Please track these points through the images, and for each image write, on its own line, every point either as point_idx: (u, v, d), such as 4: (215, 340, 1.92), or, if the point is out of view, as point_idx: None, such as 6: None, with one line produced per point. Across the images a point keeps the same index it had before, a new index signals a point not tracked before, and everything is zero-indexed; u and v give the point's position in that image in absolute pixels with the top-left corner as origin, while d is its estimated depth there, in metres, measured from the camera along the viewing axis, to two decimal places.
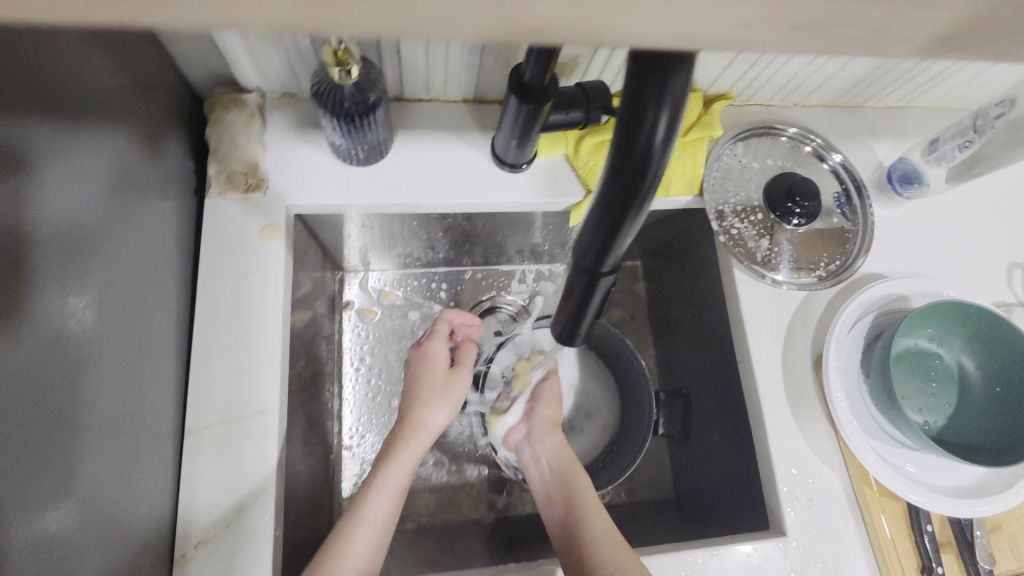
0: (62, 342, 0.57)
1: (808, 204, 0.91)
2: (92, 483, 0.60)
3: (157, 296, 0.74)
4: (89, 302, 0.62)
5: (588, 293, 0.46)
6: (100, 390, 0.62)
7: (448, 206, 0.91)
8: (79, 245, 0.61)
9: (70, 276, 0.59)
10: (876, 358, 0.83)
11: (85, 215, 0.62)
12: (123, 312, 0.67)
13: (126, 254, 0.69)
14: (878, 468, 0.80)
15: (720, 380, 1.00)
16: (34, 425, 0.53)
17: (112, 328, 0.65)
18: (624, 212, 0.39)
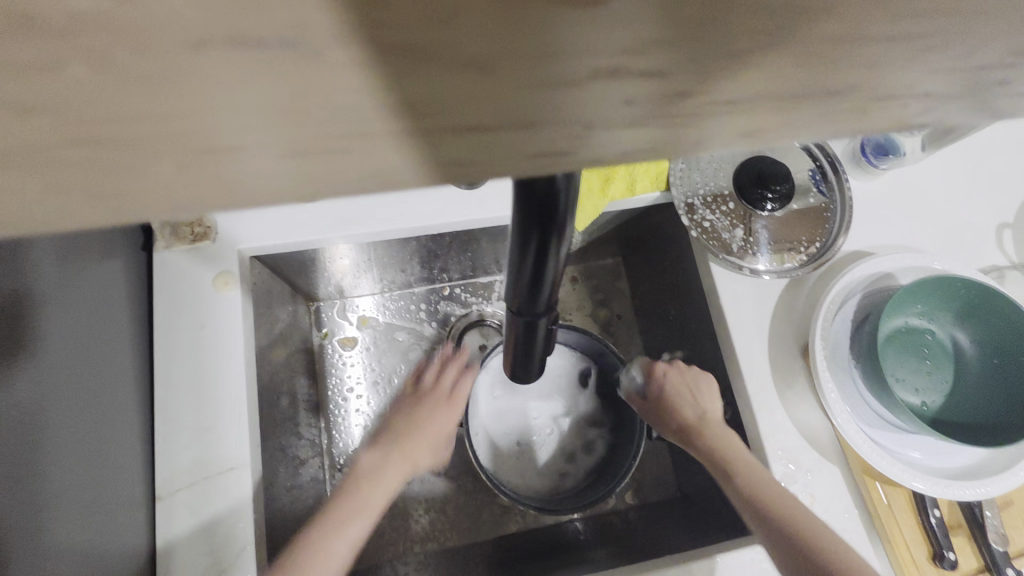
0: (26, 419, 0.56)
1: (780, 187, 0.88)
2: (64, 559, 0.58)
3: (114, 363, 0.71)
4: (37, 384, 0.59)
5: (529, 333, 0.43)
6: (56, 476, 0.59)
7: (407, 230, 0.89)
8: (20, 326, 0.58)
9: (26, 349, 0.58)
10: (864, 343, 0.78)
11: (31, 286, 0.60)
12: (77, 388, 0.64)
13: (72, 326, 0.66)
14: (876, 458, 0.76)
15: (710, 377, 0.97)
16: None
17: (66, 405, 0.62)
18: (544, 254, 0.35)
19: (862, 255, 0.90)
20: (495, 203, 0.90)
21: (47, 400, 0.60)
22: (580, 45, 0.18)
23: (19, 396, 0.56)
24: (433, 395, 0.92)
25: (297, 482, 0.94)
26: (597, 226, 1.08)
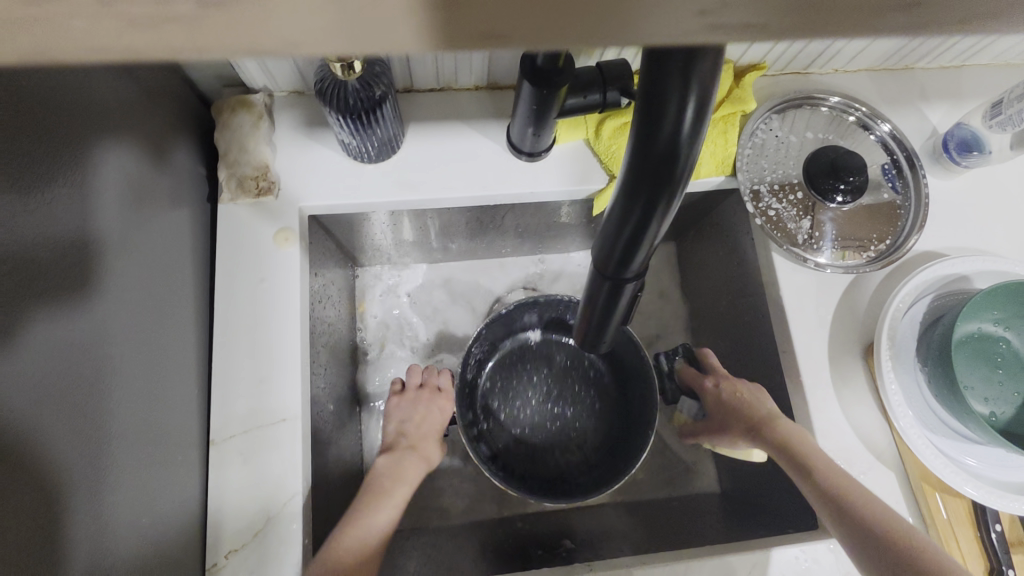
0: (98, 348, 0.58)
1: (854, 178, 0.82)
2: (129, 485, 0.60)
3: (177, 308, 0.73)
4: (108, 318, 0.60)
5: (612, 299, 0.42)
6: (123, 407, 0.60)
7: (464, 200, 0.88)
8: (96, 260, 0.59)
9: (100, 282, 0.59)
10: (935, 345, 0.75)
11: (108, 221, 0.62)
12: (146, 323, 0.66)
13: (143, 267, 0.67)
14: (938, 465, 0.73)
15: (760, 370, 0.94)
16: (71, 431, 0.53)
17: (136, 341, 0.64)
18: (647, 218, 0.34)
19: (935, 256, 0.86)
20: (554, 176, 0.89)
21: (119, 332, 0.61)
22: None
23: (93, 331, 0.57)
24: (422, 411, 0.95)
25: (338, 441, 0.95)
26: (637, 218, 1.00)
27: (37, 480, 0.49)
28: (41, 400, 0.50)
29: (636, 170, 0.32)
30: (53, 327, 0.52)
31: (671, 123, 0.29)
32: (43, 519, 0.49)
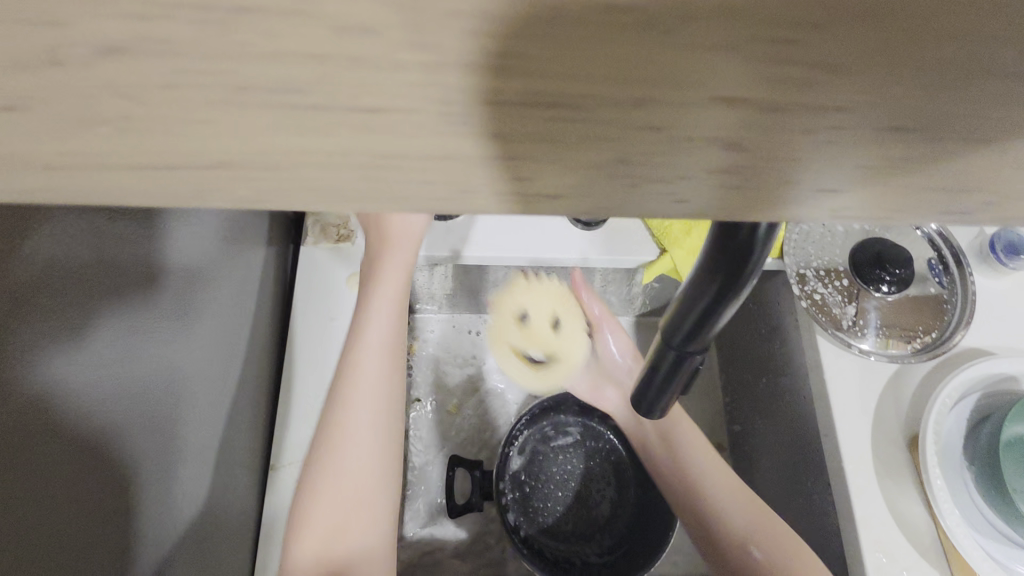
0: (179, 374, 0.63)
1: (900, 272, 0.86)
2: (189, 505, 0.64)
3: (254, 339, 0.80)
4: (190, 346, 0.66)
5: (675, 369, 0.45)
6: (194, 429, 0.66)
7: (522, 261, 0.95)
8: (187, 296, 0.66)
9: (186, 313, 0.65)
10: (984, 443, 0.76)
11: (201, 260, 0.69)
12: (224, 351, 0.73)
13: (226, 299, 0.74)
14: (987, 569, 0.71)
15: (800, 452, 0.94)
16: (147, 450, 0.58)
17: (212, 370, 0.70)
18: (715, 302, 0.37)
19: (981, 352, 0.86)
20: (607, 245, 0.94)
21: (197, 360, 0.67)
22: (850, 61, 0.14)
23: (178, 359, 0.63)
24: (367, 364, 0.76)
25: None
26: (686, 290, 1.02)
27: (115, 495, 0.53)
28: (129, 418, 0.56)
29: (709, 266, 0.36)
30: (150, 350, 0.59)
31: (746, 233, 0.33)
32: (117, 531, 0.53)
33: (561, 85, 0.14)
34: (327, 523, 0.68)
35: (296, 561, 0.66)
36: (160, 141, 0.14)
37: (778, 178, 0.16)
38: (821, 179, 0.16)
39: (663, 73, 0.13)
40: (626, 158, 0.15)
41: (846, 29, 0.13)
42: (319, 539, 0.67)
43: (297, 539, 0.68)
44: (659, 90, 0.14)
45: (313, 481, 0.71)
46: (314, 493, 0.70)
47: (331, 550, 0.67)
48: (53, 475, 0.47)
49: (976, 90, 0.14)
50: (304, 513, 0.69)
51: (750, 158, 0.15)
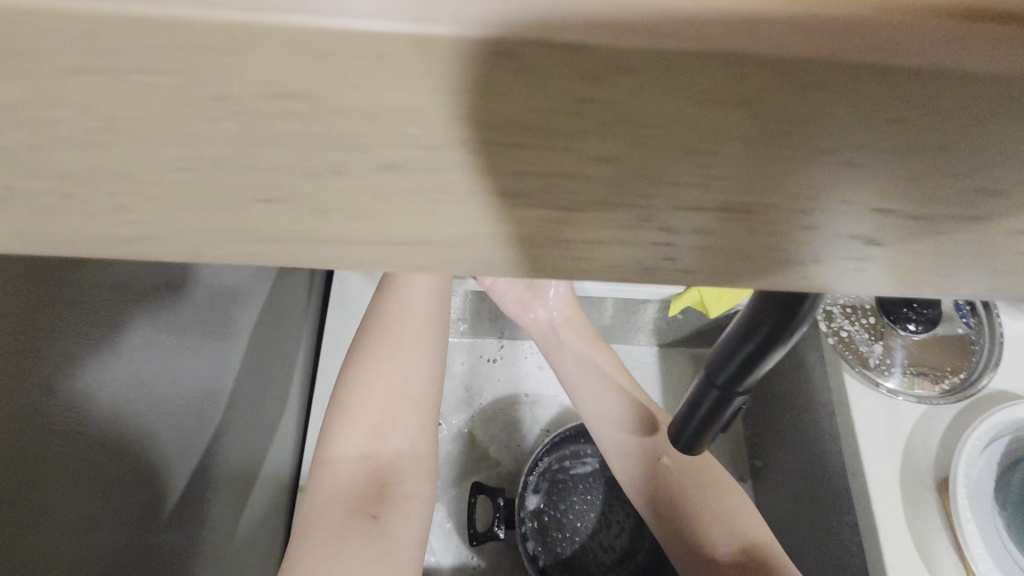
0: (239, 409, 0.57)
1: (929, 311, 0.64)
2: (231, 550, 0.58)
3: (251, 376, 0.60)
4: (253, 375, 0.60)
5: (718, 408, 0.40)
6: (224, 466, 0.55)
7: None
8: (215, 316, 0.51)
9: (208, 342, 0.50)
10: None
11: (235, 280, 0.54)
12: (243, 386, 0.58)
13: (244, 321, 0.58)
14: None
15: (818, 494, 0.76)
16: (142, 527, 0.42)
17: (208, 419, 0.50)
18: (760, 351, 0.33)
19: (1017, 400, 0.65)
20: None
21: (254, 393, 0.61)
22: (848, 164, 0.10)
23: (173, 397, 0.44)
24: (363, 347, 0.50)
25: None
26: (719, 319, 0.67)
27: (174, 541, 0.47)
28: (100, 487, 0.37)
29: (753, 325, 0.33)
30: (223, 374, 0.53)
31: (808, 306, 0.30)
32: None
33: (509, 144, 0.09)
34: (378, 394, 0.48)
35: (328, 469, 0.47)
36: (164, 232, 0.12)
37: (772, 255, 0.12)
38: (836, 228, 0.11)
39: (644, 83, 0.08)
40: (590, 220, 0.11)
41: (879, 116, 0.09)
42: (366, 425, 0.48)
43: (333, 441, 0.48)
44: (605, 126, 0.09)
45: (370, 344, 0.50)
46: (374, 358, 0.49)
47: (373, 458, 0.48)
48: (133, 498, 0.40)
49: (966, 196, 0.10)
50: (367, 367, 0.49)
51: (722, 252, 0.12)
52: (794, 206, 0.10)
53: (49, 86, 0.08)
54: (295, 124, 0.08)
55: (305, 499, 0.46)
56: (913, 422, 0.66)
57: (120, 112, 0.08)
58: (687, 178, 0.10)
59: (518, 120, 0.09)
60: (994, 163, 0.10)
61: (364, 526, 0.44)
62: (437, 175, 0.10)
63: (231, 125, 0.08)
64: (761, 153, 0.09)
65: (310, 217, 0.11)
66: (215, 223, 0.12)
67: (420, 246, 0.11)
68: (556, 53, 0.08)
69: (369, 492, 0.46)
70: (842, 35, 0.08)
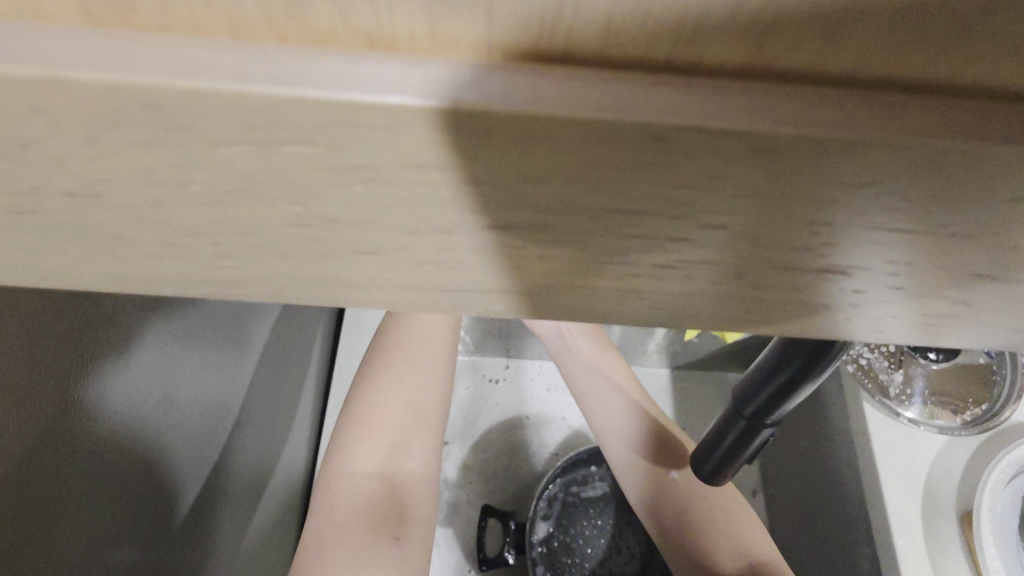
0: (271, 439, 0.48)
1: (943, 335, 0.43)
2: None
3: (274, 394, 0.49)
4: (273, 395, 0.49)
5: (742, 443, 0.37)
6: (246, 489, 0.45)
7: None
8: (234, 326, 0.42)
9: (229, 358, 0.41)
10: None
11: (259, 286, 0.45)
12: (264, 406, 0.47)
13: (269, 331, 0.48)
14: None
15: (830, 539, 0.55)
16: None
17: (223, 452, 0.41)
18: (787, 389, 0.31)
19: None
20: None
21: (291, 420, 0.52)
22: (875, 211, 0.09)
23: (184, 424, 0.36)
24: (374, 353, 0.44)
25: None
26: (737, 345, 0.58)
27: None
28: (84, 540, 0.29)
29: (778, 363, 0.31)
30: (233, 391, 0.42)
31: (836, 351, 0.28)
32: None
33: (503, 196, 0.09)
34: (400, 410, 0.42)
35: (343, 484, 0.39)
36: (254, 274, 0.12)
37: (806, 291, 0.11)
38: (853, 283, 0.11)
39: (696, 159, 0.08)
40: (591, 257, 0.11)
41: (879, 164, 0.08)
42: (383, 439, 0.41)
43: (345, 453, 0.40)
44: (589, 183, 0.08)
45: (379, 363, 0.43)
46: (394, 372, 0.43)
47: (392, 474, 0.40)
48: (104, 541, 0.30)
49: (1001, 222, 0.09)
50: (385, 376, 0.43)
51: (754, 288, 0.11)
52: (820, 262, 0.10)
53: (199, 154, 0.08)
54: (428, 188, 0.08)
55: (315, 518, 0.38)
56: (931, 455, 0.47)
57: (258, 174, 0.08)
58: (718, 234, 0.10)
59: (566, 190, 0.08)
60: (1011, 234, 0.09)
61: (387, 546, 0.36)
62: (516, 225, 0.10)
63: (363, 189, 0.09)
64: (794, 221, 0.09)
65: (408, 268, 0.11)
66: (309, 269, 0.12)
67: (515, 287, 0.12)
68: (605, 135, 0.07)
69: (386, 512, 0.38)
70: (869, 108, 0.08)
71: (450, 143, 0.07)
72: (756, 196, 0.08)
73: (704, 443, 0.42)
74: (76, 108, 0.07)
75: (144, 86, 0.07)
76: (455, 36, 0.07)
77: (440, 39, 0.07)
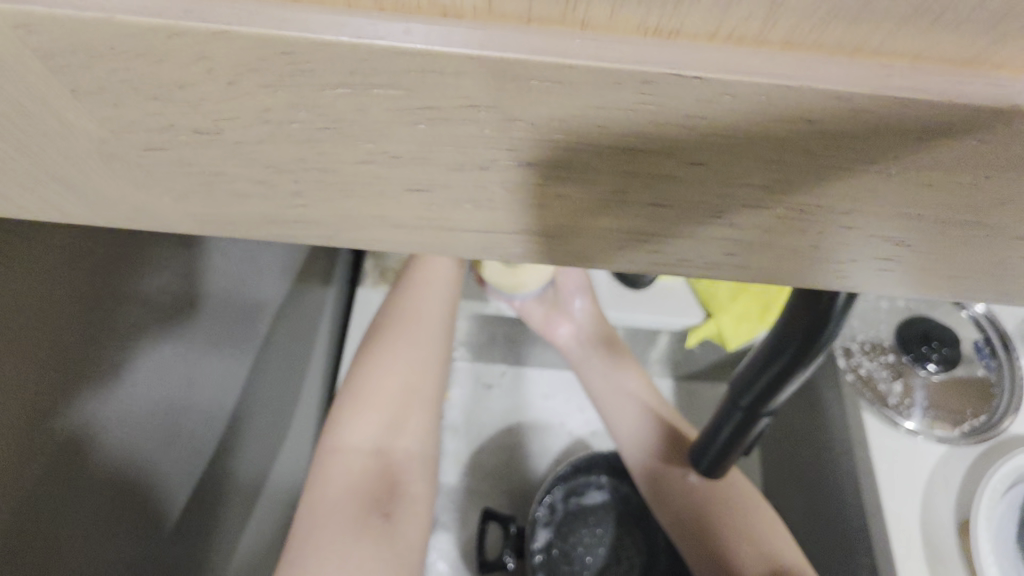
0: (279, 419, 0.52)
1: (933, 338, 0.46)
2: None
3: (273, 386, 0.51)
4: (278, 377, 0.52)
5: (737, 430, 0.39)
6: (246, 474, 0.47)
7: None
8: (231, 329, 0.45)
9: (227, 358, 0.44)
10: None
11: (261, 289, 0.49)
12: (265, 395, 0.50)
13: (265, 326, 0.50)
14: None
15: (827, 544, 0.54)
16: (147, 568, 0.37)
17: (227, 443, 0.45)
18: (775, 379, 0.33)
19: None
20: None
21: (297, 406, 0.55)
22: (823, 148, 0.11)
23: (179, 426, 0.39)
24: (384, 329, 0.46)
25: None
26: (737, 355, 0.60)
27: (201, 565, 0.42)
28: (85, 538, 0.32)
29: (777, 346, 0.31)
30: (225, 383, 0.44)
31: (832, 327, 0.28)
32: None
33: (532, 132, 0.11)
34: (397, 391, 0.44)
35: (338, 457, 0.41)
36: (318, 215, 0.15)
37: (776, 228, 0.14)
38: (814, 221, 0.14)
39: (679, 99, 0.10)
40: (598, 190, 0.13)
41: (819, 106, 0.10)
42: (381, 414, 0.44)
43: (344, 428, 0.43)
44: (598, 119, 0.11)
45: (381, 342, 0.45)
46: (393, 353, 0.45)
47: (386, 453, 0.43)
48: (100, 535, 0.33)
49: (924, 159, 0.12)
50: (388, 353, 0.45)
51: (733, 226, 0.14)
52: (782, 200, 0.13)
53: (308, 95, 0.11)
54: (473, 129, 0.11)
55: (309, 491, 0.41)
56: (930, 469, 0.45)
57: (348, 113, 0.11)
58: (701, 171, 0.12)
59: (583, 128, 0.11)
60: (937, 173, 0.12)
61: (377, 522, 0.39)
62: (543, 163, 0.12)
63: (426, 128, 0.11)
64: (755, 156, 0.12)
65: (448, 207, 0.14)
66: (365, 209, 0.14)
67: (532, 228, 0.14)
68: (611, 79, 0.10)
69: (378, 488, 0.41)
70: (808, 63, 0.10)
71: (497, 89, 0.10)
72: (727, 131, 0.11)
73: (700, 433, 0.44)
74: (231, 54, 0.10)
75: (283, 37, 0.10)
76: (505, 8, 0.10)
77: (494, 10, 0.10)
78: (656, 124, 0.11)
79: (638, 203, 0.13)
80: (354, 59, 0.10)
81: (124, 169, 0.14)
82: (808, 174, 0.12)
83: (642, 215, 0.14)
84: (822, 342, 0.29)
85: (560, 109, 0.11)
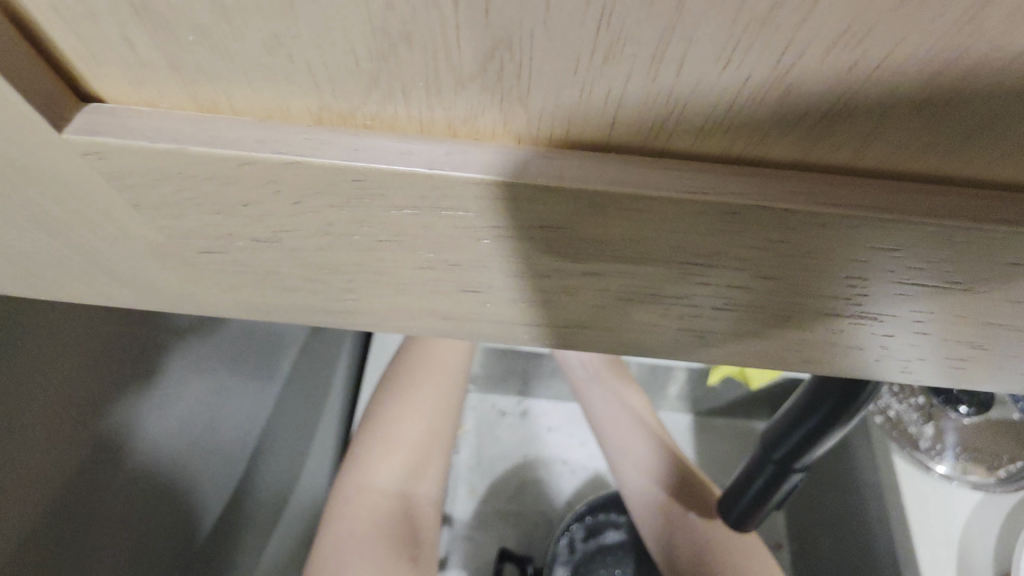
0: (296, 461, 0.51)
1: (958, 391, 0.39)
2: None
3: (298, 417, 0.49)
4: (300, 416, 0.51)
5: (771, 485, 0.36)
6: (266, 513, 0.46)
7: None
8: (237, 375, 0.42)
9: (234, 405, 0.42)
10: None
11: (277, 332, 0.46)
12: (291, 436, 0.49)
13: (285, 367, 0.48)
14: None
15: None
16: None
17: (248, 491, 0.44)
18: (812, 434, 0.31)
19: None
20: None
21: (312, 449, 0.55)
22: (901, 271, 0.11)
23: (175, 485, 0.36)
24: (409, 367, 0.46)
25: None
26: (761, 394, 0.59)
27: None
28: None
29: (810, 402, 0.30)
30: (231, 431, 0.42)
31: (871, 389, 0.27)
32: None
33: (597, 247, 0.11)
34: (422, 430, 0.43)
35: (363, 498, 0.40)
36: (364, 307, 0.14)
37: (840, 333, 0.13)
38: (884, 328, 0.13)
39: (755, 226, 0.10)
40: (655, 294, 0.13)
41: (899, 241, 0.10)
42: (404, 456, 0.42)
43: (369, 469, 0.42)
44: (665, 239, 0.11)
45: (404, 382, 0.45)
46: (416, 393, 0.44)
47: (409, 494, 0.42)
48: None
49: (1006, 283, 0.11)
50: (412, 394, 0.44)
51: (795, 331, 0.13)
52: (854, 309, 0.12)
53: (374, 213, 0.10)
54: (538, 241, 0.11)
55: (326, 534, 0.39)
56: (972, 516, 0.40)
57: (411, 228, 0.11)
58: (770, 283, 0.12)
59: (651, 246, 0.11)
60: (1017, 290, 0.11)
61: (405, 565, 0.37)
62: (604, 271, 0.12)
63: (490, 242, 0.11)
64: (830, 274, 0.11)
65: (502, 303, 0.13)
66: (413, 302, 0.14)
67: (586, 324, 0.14)
68: (690, 208, 0.10)
69: (403, 529, 0.40)
70: (896, 194, 0.10)
71: (571, 210, 0.10)
72: (803, 254, 0.11)
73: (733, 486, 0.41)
74: (301, 179, 0.10)
75: (357, 168, 0.10)
76: (582, 137, 0.10)
77: (570, 139, 0.10)
78: (729, 246, 0.11)
79: (697, 309, 0.13)
80: (426, 185, 0.10)
81: (173, 265, 0.13)
82: (884, 291, 0.12)
83: (698, 319, 0.13)
84: (856, 406, 0.28)
85: (626, 230, 0.10)
